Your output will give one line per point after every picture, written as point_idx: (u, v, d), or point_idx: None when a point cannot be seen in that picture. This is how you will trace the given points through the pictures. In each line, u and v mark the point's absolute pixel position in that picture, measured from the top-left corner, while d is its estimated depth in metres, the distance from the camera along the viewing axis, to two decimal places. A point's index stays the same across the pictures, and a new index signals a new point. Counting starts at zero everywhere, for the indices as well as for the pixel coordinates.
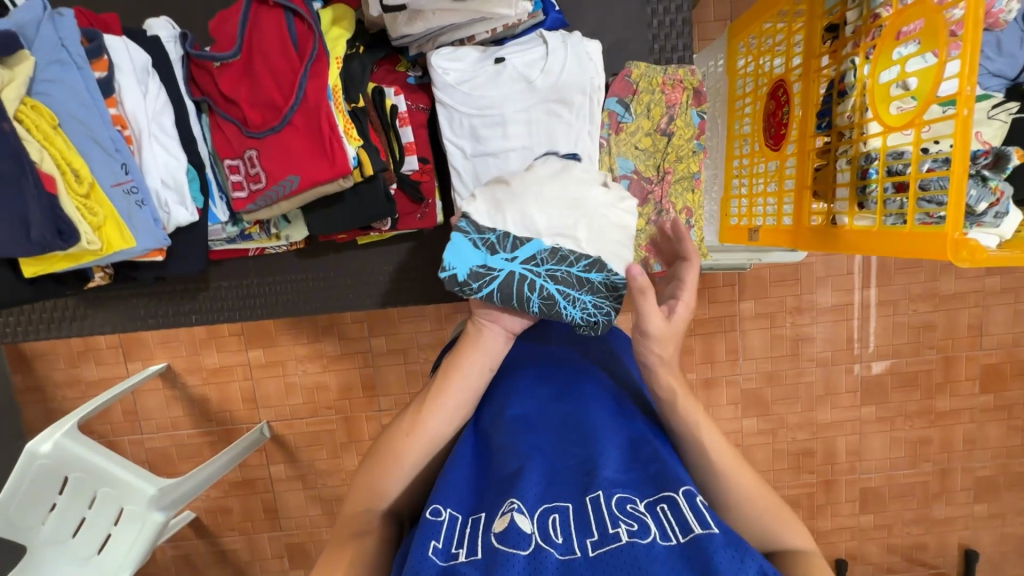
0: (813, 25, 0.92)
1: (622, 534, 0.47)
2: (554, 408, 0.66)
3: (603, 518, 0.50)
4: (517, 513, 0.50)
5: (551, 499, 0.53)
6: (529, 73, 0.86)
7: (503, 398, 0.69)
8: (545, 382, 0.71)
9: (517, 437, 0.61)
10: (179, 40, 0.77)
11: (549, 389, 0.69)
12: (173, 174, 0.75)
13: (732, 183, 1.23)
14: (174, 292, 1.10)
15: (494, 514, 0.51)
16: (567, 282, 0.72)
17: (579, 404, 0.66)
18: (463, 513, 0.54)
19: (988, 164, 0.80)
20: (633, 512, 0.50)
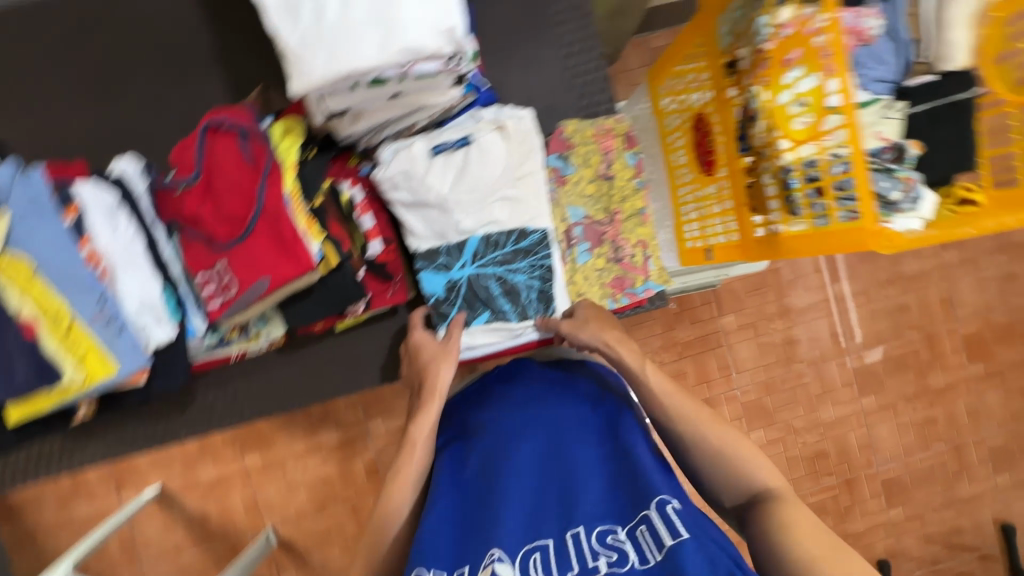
0: (715, 64, 1.03)
1: (600, 567, 0.61)
2: (545, 441, 0.78)
3: (583, 553, 0.64)
4: (497, 563, 0.64)
5: (533, 538, 0.67)
6: (469, 159, 0.95)
7: (498, 434, 0.81)
8: (522, 422, 0.81)
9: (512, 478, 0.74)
10: (144, 173, 0.82)
11: (527, 429, 0.80)
12: (149, 298, 0.79)
13: (682, 210, 1.31)
14: (161, 411, 1.10)
15: (483, 565, 0.66)
16: (506, 257, 0.99)
17: (558, 439, 0.77)
18: (457, 561, 0.69)
19: (892, 157, 0.89)
20: (614, 542, 0.64)
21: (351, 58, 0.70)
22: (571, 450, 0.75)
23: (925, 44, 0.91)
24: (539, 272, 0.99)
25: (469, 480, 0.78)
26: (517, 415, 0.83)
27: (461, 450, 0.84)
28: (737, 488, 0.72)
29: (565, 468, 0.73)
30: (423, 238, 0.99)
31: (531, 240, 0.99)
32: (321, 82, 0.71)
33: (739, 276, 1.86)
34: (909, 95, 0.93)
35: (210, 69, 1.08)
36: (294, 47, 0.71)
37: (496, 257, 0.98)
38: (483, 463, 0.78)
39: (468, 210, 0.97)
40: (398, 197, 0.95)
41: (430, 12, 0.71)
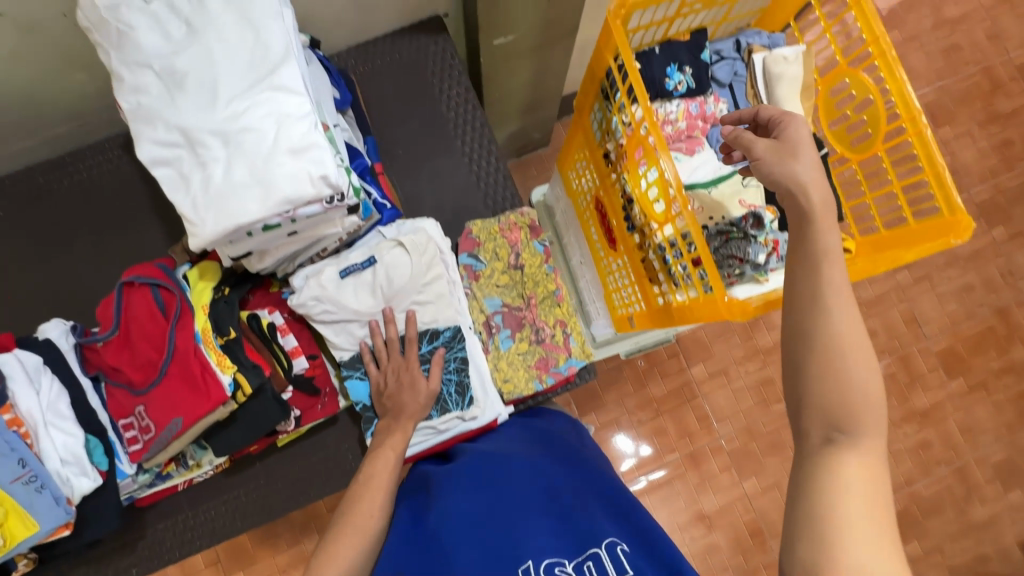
0: (596, 156, 1.13)
1: None
2: (501, 484, 0.87)
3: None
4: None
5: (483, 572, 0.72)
6: (378, 276, 1.03)
7: (457, 484, 0.89)
8: (474, 473, 0.90)
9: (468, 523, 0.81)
10: (70, 332, 0.90)
11: (480, 477, 0.89)
12: (72, 450, 0.83)
13: (607, 280, 1.38)
14: (114, 550, 1.12)
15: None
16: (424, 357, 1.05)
17: (508, 483, 0.87)
18: None
19: (753, 223, 0.94)
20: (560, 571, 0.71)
21: (239, 215, 0.80)
22: (523, 488, 0.86)
23: None
24: (456, 365, 1.06)
25: (423, 521, 0.84)
26: (469, 466, 0.93)
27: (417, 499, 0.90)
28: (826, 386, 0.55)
29: (514, 507, 0.82)
30: (346, 348, 1.05)
31: (445, 337, 1.06)
32: (215, 237, 0.80)
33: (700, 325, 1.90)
34: None
35: (148, 219, 1.19)
36: (187, 210, 0.80)
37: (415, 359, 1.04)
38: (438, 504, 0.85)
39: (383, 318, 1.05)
40: (317, 316, 1.02)
41: (304, 165, 0.81)
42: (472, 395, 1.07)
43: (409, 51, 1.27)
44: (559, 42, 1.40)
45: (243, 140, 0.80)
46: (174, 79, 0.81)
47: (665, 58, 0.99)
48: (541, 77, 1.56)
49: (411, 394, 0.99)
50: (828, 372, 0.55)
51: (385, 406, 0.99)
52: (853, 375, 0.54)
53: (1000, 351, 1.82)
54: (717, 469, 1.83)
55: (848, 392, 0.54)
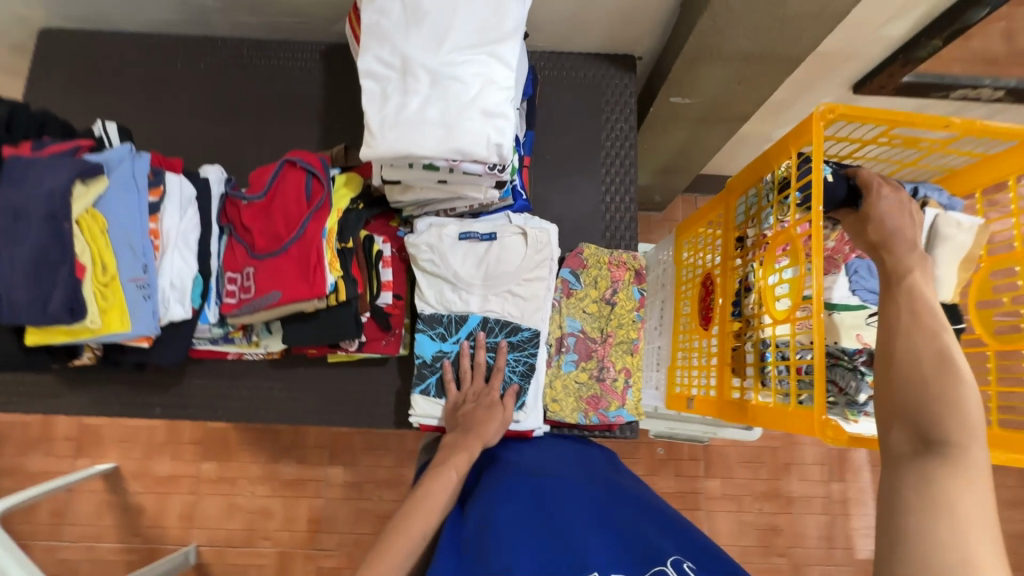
0: (728, 236, 1.14)
1: None
2: (543, 505, 0.84)
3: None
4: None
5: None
6: (489, 254, 1.08)
7: (497, 501, 0.85)
8: (517, 492, 0.87)
9: (514, 533, 0.77)
10: (224, 182, 0.98)
11: (526, 498, 0.86)
12: (182, 279, 0.90)
13: (678, 354, 1.37)
14: (149, 384, 1.19)
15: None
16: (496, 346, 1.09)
17: (556, 503, 0.83)
18: None
19: (864, 359, 0.92)
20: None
21: (415, 145, 0.86)
22: (573, 507, 0.82)
23: None
24: (521, 367, 1.08)
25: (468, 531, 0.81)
26: (510, 484, 0.90)
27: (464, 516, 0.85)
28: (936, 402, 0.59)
29: (565, 523, 0.79)
30: (429, 304, 1.10)
31: (523, 335, 1.08)
32: (385, 154, 0.87)
33: (734, 443, 1.83)
34: None
35: (312, 121, 1.30)
36: (374, 124, 0.88)
37: (484, 341, 1.08)
38: (483, 519, 0.81)
39: (475, 291, 1.09)
40: (420, 262, 1.07)
41: (488, 128, 0.87)
42: (521, 400, 1.08)
43: (594, 75, 1.34)
44: (721, 123, 1.43)
45: (448, 86, 0.86)
46: (414, 14, 0.89)
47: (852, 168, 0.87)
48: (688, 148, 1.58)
49: (487, 414, 1.01)
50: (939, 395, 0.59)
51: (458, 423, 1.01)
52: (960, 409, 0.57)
53: None
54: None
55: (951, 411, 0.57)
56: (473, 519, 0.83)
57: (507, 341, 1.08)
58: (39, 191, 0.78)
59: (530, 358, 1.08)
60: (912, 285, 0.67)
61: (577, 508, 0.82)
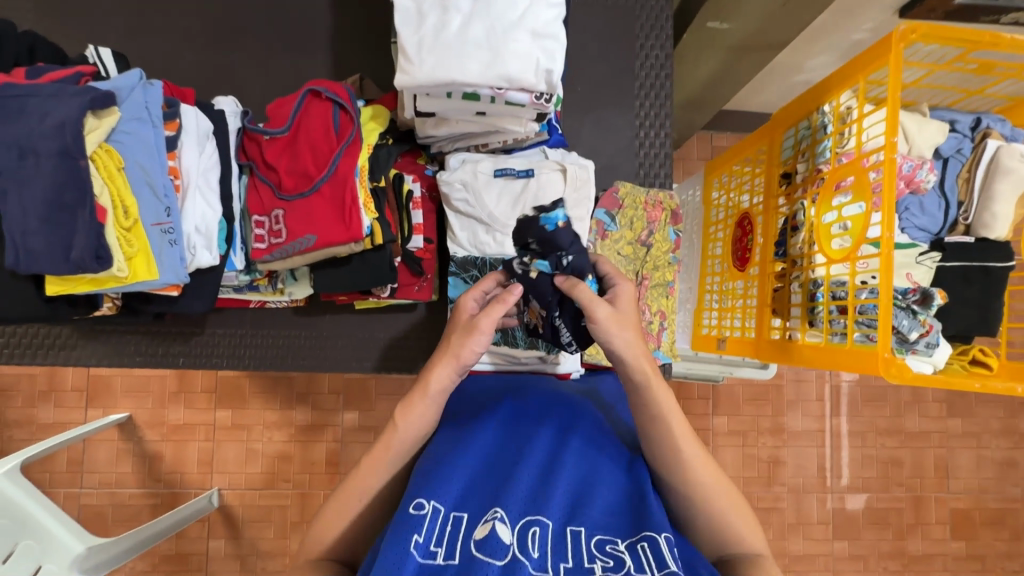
0: (771, 172, 1.09)
1: (596, 569, 0.55)
2: (563, 423, 0.78)
3: (580, 552, 0.57)
4: (498, 522, 0.59)
5: (534, 513, 0.62)
6: (527, 193, 1.01)
7: (521, 412, 0.80)
8: (547, 408, 0.81)
9: (522, 450, 0.72)
10: (240, 115, 0.91)
11: (555, 417, 0.79)
12: (207, 223, 0.84)
13: (705, 296, 1.34)
14: (168, 335, 1.14)
15: (478, 520, 0.61)
16: None
17: (582, 434, 0.75)
18: (448, 507, 0.63)
19: (917, 299, 0.91)
20: (612, 552, 0.58)
21: (457, 70, 0.78)
22: (596, 449, 0.74)
23: (970, 208, 0.97)
24: None
25: (488, 428, 0.77)
26: (543, 400, 0.84)
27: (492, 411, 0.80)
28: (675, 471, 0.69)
29: (583, 457, 0.71)
30: (461, 246, 1.03)
31: None
32: (424, 82, 0.79)
33: (742, 382, 1.85)
34: (944, 249, 0.95)
35: (320, 47, 1.17)
36: (409, 47, 0.79)
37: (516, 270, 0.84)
38: (505, 429, 0.76)
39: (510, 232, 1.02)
40: (453, 202, 1.01)
41: (537, 50, 0.80)
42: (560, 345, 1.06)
43: None
44: (757, 52, 1.29)
45: (492, 4, 0.79)
46: None
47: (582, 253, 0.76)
48: (717, 82, 1.42)
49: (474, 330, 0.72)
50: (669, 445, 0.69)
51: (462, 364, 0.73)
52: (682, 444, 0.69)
53: (1010, 535, 1.86)
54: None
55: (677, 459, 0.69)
56: (499, 423, 0.78)
57: None
58: (47, 126, 0.72)
59: None
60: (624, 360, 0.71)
61: (598, 449, 0.74)
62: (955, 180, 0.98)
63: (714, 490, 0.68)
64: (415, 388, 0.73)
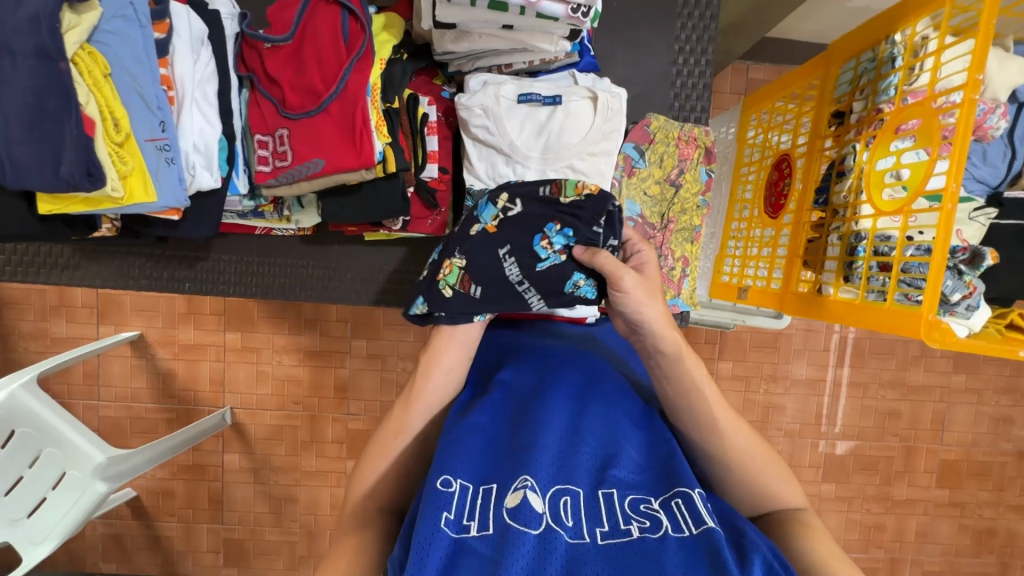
0: (822, 110, 0.99)
1: (634, 530, 0.54)
2: (581, 375, 0.75)
3: (615, 514, 0.56)
4: (530, 491, 0.57)
5: (564, 480, 0.60)
6: (550, 124, 0.93)
7: (537, 365, 0.77)
8: (562, 361, 0.78)
9: (543, 407, 0.68)
10: (237, 18, 0.82)
11: (574, 371, 0.76)
12: (205, 140, 0.78)
13: (728, 244, 1.28)
14: (172, 258, 1.11)
15: (508, 488, 0.58)
16: None
17: (602, 393, 0.73)
18: (476, 482, 0.59)
19: (965, 259, 0.86)
20: (647, 511, 0.57)
21: None
22: (617, 406, 0.71)
23: None
24: None
25: (501, 391, 0.73)
26: (554, 356, 0.80)
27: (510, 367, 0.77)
28: (713, 447, 0.68)
29: (605, 416, 0.69)
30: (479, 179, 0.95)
31: None
32: None
33: (751, 329, 1.83)
34: (1001, 205, 0.89)
35: None
36: None
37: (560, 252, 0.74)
38: (520, 391, 0.73)
39: (532, 165, 0.93)
40: (472, 129, 0.92)
41: None
42: None
43: None
44: None
45: None
46: None
47: (539, 200, 0.75)
48: (766, 4, 1.26)
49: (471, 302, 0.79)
50: (703, 419, 0.68)
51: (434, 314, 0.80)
52: (713, 411, 0.68)
53: (995, 487, 1.89)
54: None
55: (711, 429, 0.68)
56: (517, 381, 0.74)
57: None
58: (20, 18, 0.65)
59: None
60: (652, 337, 0.71)
61: (618, 405, 0.72)
62: None
63: (750, 450, 0.67)
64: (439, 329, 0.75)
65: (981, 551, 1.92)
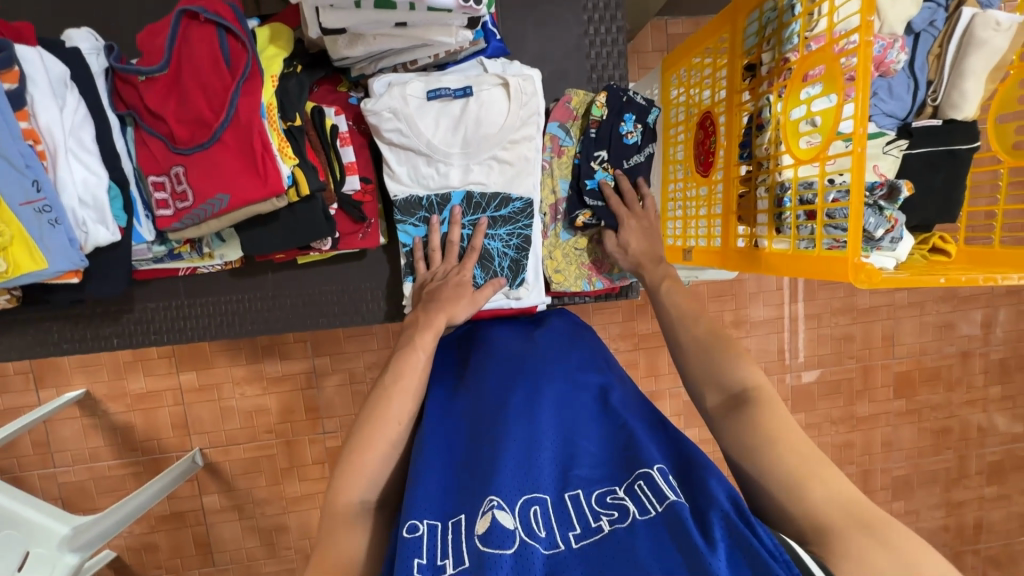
0: (734, 64, 0.99)
1: (604, 526, 0.53)
2: (535, 380, 0.74)
3: (584, 514, 0.56)
4: (498, 510, 0.56)
5: (530, 491, 0.59)
6: (463, 116, 0.90)
7: (490, 381, 0.76)
8: (515, 372, 0.77)
9: (501, 425, 0.67)
10: (101, 51, 0.77)
11: (524, 380, 0.75)
12: (92, 192, 0.74)
13: (668, 206, 1.27)
14: (93, 316, 1.03)
15: (477, 514, 0.57)
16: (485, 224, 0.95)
17: (550, 397, 0.71)
18: (443, 519, 0.59)
19: (884, 194, 0.88)
20: (614, 502, 0.56)
21: None
22: (569, 406, 0.70)
23: (939, 87, 0.91)
24: (515, 242, 0.96)
25: (454, 425, 0.73)
26: (502, 365, 0.79)
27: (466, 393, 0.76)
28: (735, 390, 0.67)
29: (561, 420, 0.68)
30: (403, 183, 0.93)
31: (514, 208, 0.95)
32: None
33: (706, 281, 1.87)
34: (912, 135, 0.92)
35: None
36: None
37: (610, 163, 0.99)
38: (474, 412, 0.72)
39: (454, 161, 0.92)
40: (385, 133, 0.88)
41: None
42: (519, 277, 0.98)
43: None
44: None
45: None
46: None
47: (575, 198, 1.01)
48: None
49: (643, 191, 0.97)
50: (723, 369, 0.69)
51: (421, 298, 0.87)
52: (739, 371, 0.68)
53: (946, 388, 2.02)
54: (668, 412, 1.87)
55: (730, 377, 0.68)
56: (472, 405, 0.73)
57: (498, 230, 0.95)
58: None
59: (512, 246, 0.96)
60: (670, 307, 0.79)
61: (573, 402, 0.71)
62: (926, 58, 0.91)
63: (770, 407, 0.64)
64: (400, 350, 0.76)
65: (940, 449, 2.06)
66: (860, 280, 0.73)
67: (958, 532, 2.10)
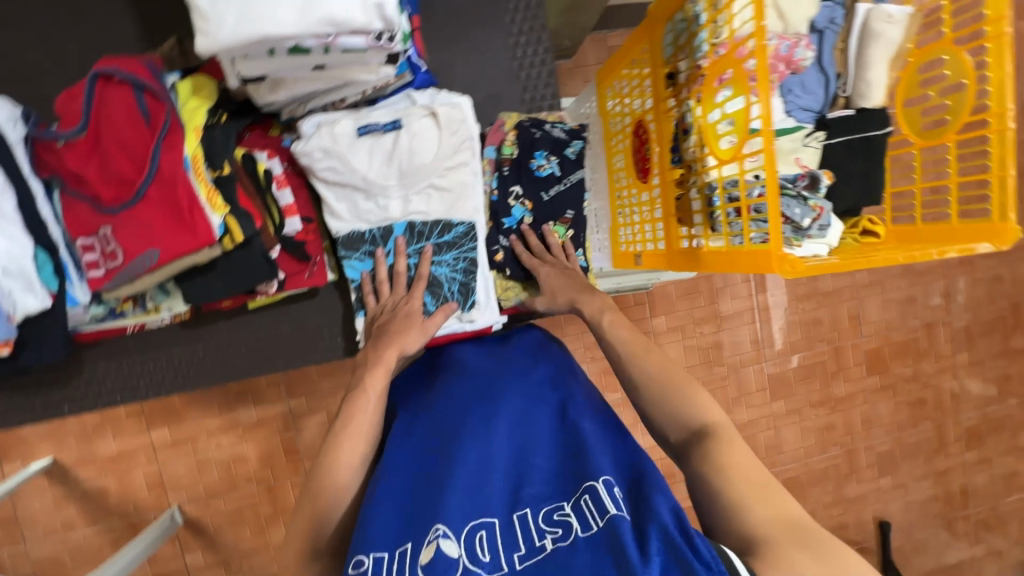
0: (657, 72, 1.03)
1: (547, 545, 0.55)
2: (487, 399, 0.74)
3: (529, 532, 0.57)
4: (442, 539, 0.56)
5: (477, 515, 0.59)
6: (396, 148, 0.91)
7: (443, 406, 0.76)
8: (468, 394, 0.77)
9: (452, 451, 0.67)
10: (19, 120, 0.77)
11: (479, 401, 0.75)
12: (16, 261, 0.74)
13: (618, 213, 1.30)
14: (41, 384, 1.01)
15: (423, 542, 0.57)
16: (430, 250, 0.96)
17: (504, 416, 0.71)
18: (391, 547, 0.59)
19: (806, 184, 0.94)
20: (560, 518, 0.57)
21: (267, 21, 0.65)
22: (523, 423, 0.70)
23: (847, 79, 0.97)
24: (462, 265, 0.97)
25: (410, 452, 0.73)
26: (460, 388, 0.79)
27: (419, 419, 0.76)
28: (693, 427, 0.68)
29: (513, 438, 0.68)
30: (345, 220, 0.94)
31: (457, 232, 0.96)
32: (231, 44, 0.66)
33: (673, 281, 1.90)
34: (828, 126, 0.96)
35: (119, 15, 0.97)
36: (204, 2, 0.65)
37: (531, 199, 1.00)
38: (429, 438, 0.72)
39: (392, 193, 0.93)
40: (319, 172, 0.89)
41: None
42: (472, 299, 0.99)
43: None
44: None
45: None
46: None
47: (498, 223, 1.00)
48: None
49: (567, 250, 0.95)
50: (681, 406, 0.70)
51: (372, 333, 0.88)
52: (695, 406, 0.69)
53: (915, 361, 2.08)
54: None
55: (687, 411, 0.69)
56: (425, 433, 0.73)
57: (445, 255, 0.96)
58: None
59: (459, 267, 0.97)
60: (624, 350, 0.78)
61: (526, 418, 0.71)
62: (832, 53, 0.96)
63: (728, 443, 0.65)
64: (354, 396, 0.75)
65: (918, 421, 2.11)
66: (790, 270, 0.75)
67: (947, 501, 2.13)
